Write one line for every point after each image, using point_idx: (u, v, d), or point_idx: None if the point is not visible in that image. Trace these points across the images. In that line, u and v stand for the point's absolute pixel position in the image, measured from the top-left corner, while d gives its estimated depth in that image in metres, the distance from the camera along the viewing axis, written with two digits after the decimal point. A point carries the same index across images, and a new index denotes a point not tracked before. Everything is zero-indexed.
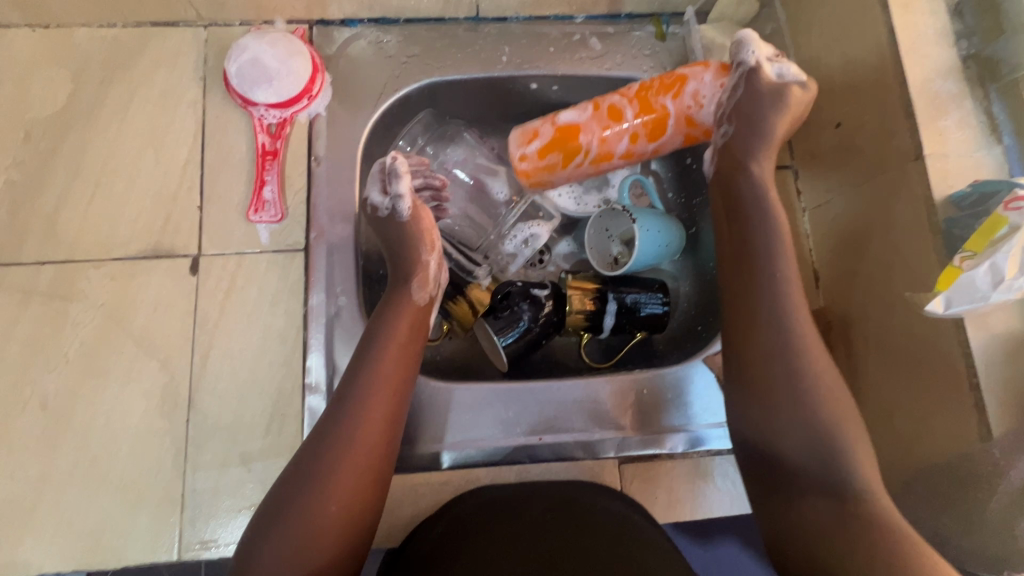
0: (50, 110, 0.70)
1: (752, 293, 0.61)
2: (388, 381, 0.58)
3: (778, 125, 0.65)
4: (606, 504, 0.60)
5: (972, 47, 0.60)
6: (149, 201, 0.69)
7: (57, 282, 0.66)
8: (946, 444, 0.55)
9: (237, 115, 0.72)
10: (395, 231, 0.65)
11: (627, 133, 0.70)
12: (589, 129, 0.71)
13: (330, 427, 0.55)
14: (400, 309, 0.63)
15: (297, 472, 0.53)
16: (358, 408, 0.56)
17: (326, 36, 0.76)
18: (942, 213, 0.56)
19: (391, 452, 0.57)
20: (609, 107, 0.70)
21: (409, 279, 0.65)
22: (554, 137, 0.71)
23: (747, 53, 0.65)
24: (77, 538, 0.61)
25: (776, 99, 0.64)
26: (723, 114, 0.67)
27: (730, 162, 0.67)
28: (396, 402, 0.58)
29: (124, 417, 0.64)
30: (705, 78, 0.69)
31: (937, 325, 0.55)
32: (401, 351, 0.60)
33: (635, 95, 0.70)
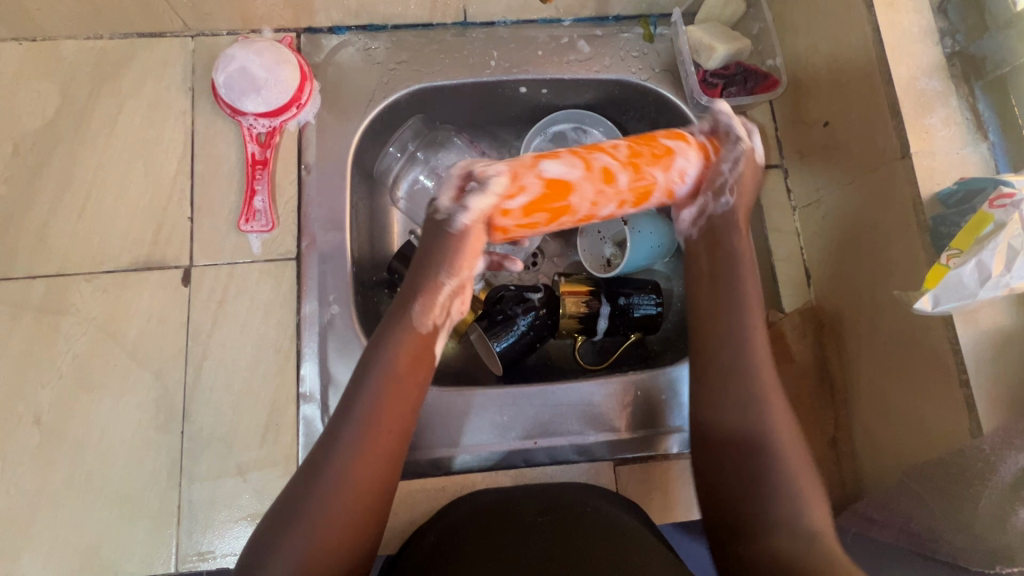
0: (38, 124, 0.70)
1: (718, 324, 0.61)
2: (386, 423, 0.55)
3: (739, 194, 0.65)
4: (598, 504, 0.60)
5: (956, 45, 0.60)
6: (139, 213, 0.69)
7: (48, 295, 0.66)
8: (939, 437, 0.56)
9: (226, 125, 0.72)
10: (443, 233, 0.59)
11: (615, 201, 0.60)
12: (580, 191, 0.58)
13: (319, 467, 0.52)
14: (402, 339, 0.58)
15: (286, 511, 0.51)
16: (352, 450, 0.53)
17: (315, 44, 0.76)
18: (929, 210, 0.56)
19: (387, 495, 0.54)
20: (602, 168, 0.59)
21: (414, 302, 0.59)
22: (540, 195, 0.57)
23: (737, 131, 0.64)
24: (73, 553, 0.61)
25: (755, 172, 0.66)
26: (714, 188, 0.65)
27: (713, 232, 0.65)
28: (395, 443, 0.55)
29: (119, 431, 0.64)
30: (676, 143, 0.62)
31: (928, 322, 0.55)
32: (401, 391, 0.56)
33: (625, 154, 0.60)
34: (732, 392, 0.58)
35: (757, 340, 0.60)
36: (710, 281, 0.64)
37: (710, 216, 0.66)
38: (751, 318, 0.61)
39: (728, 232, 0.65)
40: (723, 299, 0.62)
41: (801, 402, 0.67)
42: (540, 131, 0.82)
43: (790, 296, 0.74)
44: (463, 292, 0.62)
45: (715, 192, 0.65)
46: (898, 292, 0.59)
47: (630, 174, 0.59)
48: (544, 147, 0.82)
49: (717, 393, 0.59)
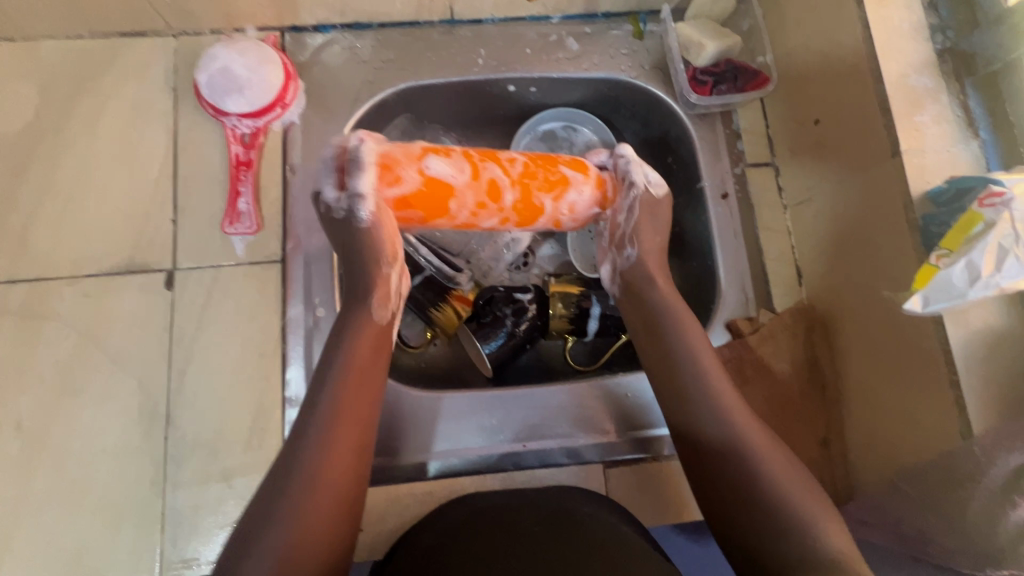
0: (18, 126, 0.69)
1: (670, 360, 0.60)
2: (351, 419, 0.54)
3: (648, 236, 0.65)
4: (589, 510, 0.59)
5: (947, 41, 0.60)
6: (121, 216, 0.68)
7: (29, 300, 0.65)
8: (929, 435, 0.55)
9: (210, 126, 0.71)
10: (352, 235, 0.58)
11: (498, 215, 0.60)
12: (461, 198, 0.58)
13: (291, 461, 0.51)
14: (359, 330, 0.58)
15: (260, 510, 0.49)
16: (320, 442, 0.52)
17: (299, 43, 0.75)
18: (919, 209, 0.55)
19: (355, 491, 0.53)
20: (489, 181, 0.59)
21: (368, 298, 0.60)
22: (420, 192, 0.57)
23: (634, 173, 0.64)
24: (56, 561, 0.60)
25: (655, 211, 0.66)
26: (624, 237, 0.66)
27: (633, 282, 0.65)
28: (359, 441, 0.54)
29: (101, 437, 0.63)
30: (568, 171, 0.62)
31: (918, 322, 0.55)
32: (359, 387, 0.55)
33: (514, 173, 0.60)
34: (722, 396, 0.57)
35: (712, 379, 0.58)
36: (647, 330, 0.63)
37: (624, 270, 0.66)
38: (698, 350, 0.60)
39: (648, 283, 0.65)
40: (663, 347, 0.61)
41: (793, 402, 0.67)
42: (529, 130, 0.81)
43: (781, 295, 0.72)
44: (405, 274, 0.64)
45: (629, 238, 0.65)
46: (889, 292, 0.59)
47: (514, 194, 0.60)
48: (534, 145, 0.81)
49: (708, 396, 0.58)
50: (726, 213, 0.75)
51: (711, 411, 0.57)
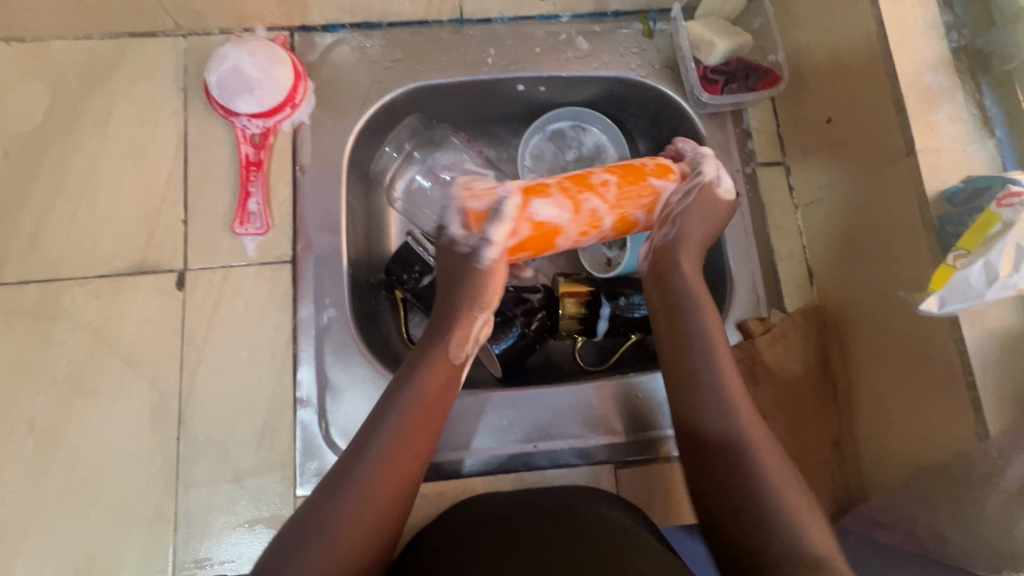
0: (29, 126, 0.69)
1: (683, 355, 0.60)
2: (417, 447, 0.55)
3: (704, 229, 0.63)
4: (604, 509, 0.59)
5: (962, 39, 0.59)
6: (131, 216, 0.68)
7: (41, 301, 0.65)
8: (946, 438, 0.55)
9: (219, 126, 0.71)
10: (461, 273, 0.61)
11: (598, 237, 0.64)
12: (566, 232, 0.61)
13: (349, 479, 0.52)
14: (434, 364, 0.59)
15: (313, 515, 0.50)
16: (381, 461, 0.53)
17: (308, 43, 0.75)
18: (935, 209, 0.55)
19: (406, 504, 0.54)
20: (590, 213, 0.61)
21: (448, 334, 0.60)
22: (527, 236, 0.60)
23: (706, 166, 0.64)
24: (70, 560, 0.60)
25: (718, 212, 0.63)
26: (666, 215, 0.64)
27: (661, 264, 0.64)
28: (418, 463, 0.55)
29: (114, 437, 0.63)
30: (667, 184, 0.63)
31: (933, 321, 0.55)
32: (432, 419, 0.57)
33: (613, 190, 0.61)
34: (728, 397, 0.57)
35: (723, 368, 0.58)
36: (670, 313, 0.62)
37: (658, 247, 0.64)
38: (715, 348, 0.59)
39: (675, 269, 0.63)
40: (682, 334, 0.60)
41: (805, 402, 0.67)
42: (538, 129, 0.81)
43: (792, 295, 0.72)
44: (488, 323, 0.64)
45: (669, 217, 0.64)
46: (903, 293, 0.58)
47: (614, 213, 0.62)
48: (542, 145, 0.81)
49: (716, 393, 0.57)
50: (737, 212, 0.74)
51: (713, 412, 0.56)
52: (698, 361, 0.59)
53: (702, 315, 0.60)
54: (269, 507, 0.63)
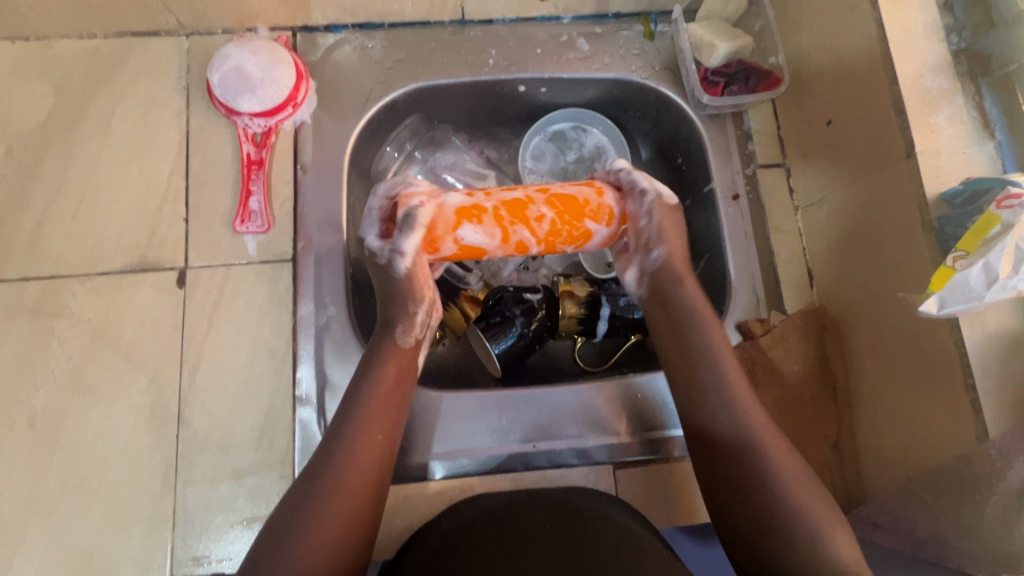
0: (32, 124, 0.70)
1: (689, 363, 0.61)
2: (380, 431, 0.56)
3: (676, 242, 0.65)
4: (595, 505, 0.59)
5: (962, 41, 0.59)
6: (132, 214, 0.69)
7: (42, 298, 0.65)
8: (944, 443, 0.55)
9: (222, 125, 0.71)
10: (390, 281, 0.61)
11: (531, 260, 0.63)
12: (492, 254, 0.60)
13: (318, 473, 0.53)
14: (387, 359, 0.60)
15: (287, 515, 0.52)
16: (343, 450, 0.54)
17: (311, 43, 0.75)
18: (934, 211, 0.55)
19: (382, 485, 0.56)
20: (519, 241, 0.59)
21: (393, 324, 0.62)
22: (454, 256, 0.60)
23: (639, 179, 0.63)
24: (68, 557, 0.60)
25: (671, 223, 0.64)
26: (647, 241, 0.64)
27: (659, 287, 0.65)
28: (383, 444, 0.57)
29: (113, 434, 0.63)
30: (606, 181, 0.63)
31: (932, 323, 0.55)
32: (391, 403, 0.58)
33: (536, 195, 0.59)
34: (739, 403, 0.58)
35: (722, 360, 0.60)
36: (669, 328, 0.63)
37: (651, 272, 0.65)
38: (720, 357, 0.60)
39: (670, 285, 0.64)
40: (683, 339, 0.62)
41: (805, 404, 0.66)
42: (539, 130, 0.81)
43: (791, 296, 0.72)
44: (433, 309, 0.65)
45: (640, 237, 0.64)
46: (904, 294, 0.58)
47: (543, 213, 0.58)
48: (543, 146, 0.82)
49: (712, 399, 0.57)
50: (737, 214, 0.74)
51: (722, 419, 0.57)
52: (705, 367, 0.60)
53: (704, 326, 0.61)
54: (267, 505, 0.63)
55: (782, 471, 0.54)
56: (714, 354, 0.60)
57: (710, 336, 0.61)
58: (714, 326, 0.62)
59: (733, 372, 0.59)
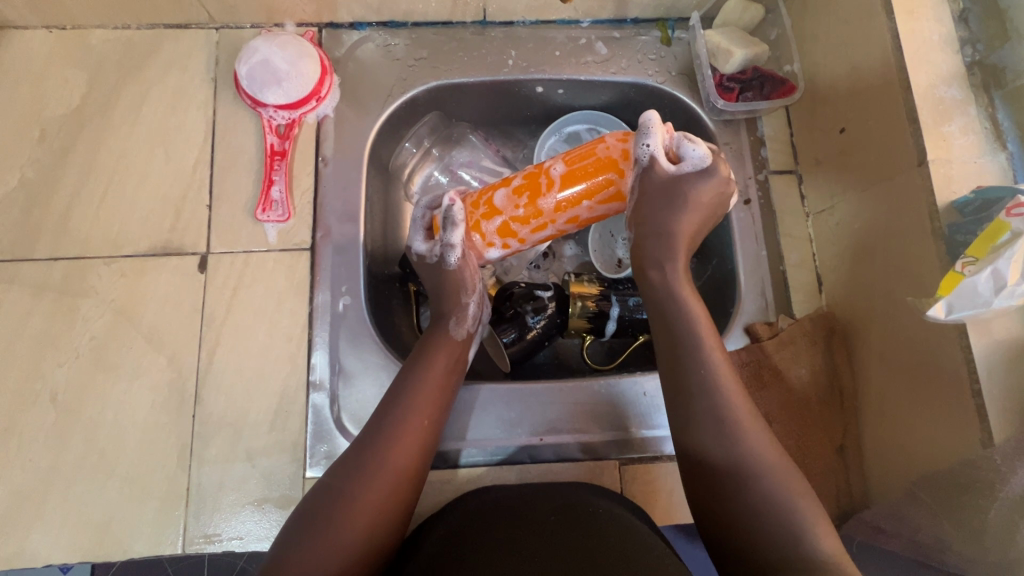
0: (66, 110, 0.72)
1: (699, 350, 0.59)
2: (426, 417, 0.60)
3: (682, 221, 0.63)
4: (604, 505, 0.60)
5: (976, 54, 0.60)
6: (158, 199, 0.71)
7: (68, 278, 0.67)
8: (948, 449, 0.55)
9: (247, 116, 0.73)
10: (438, 277, 0.67)
11: (552, 229, 0.65)
12: (518, 225, 0.64)
13: (363, 452, 0.57)
14: (440, 347, 0.65)
15: (328, 494, 0.55)
16: (392, 437, 0.57)
17: (336, 39, 0.77)
18: (945, 218, 0.56)
19: (420, 471, 0.58)
20: (530, 208, 0.63)
21: (448, 317, 0.68)
22: (477, 220, 0.65)
23: (643, 148, 0.62)
24: (84, 530, 0.62)
25: (676, 197, 0.63)
26: (637, 210, 0.64)
27: (640, 262, 0.66)
28: (428, 432, 0.60)
29: (132, 412, 0.65)
30: (625, 181, 0.64)
31: (940, 330, 0.55)
32: (442, 390, 0.62)
33: (551, 214, 0.63)
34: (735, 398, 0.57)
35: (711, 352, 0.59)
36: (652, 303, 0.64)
37: (636, 245, 0.66)
38: (708, 351, 0.59)
39: (658, 263, 0.64)
40: (665, 321, 0.62)
41: (811, 409, 0.67)
42: (554, 131, 0.82)
43: (800, 301, 0.73)
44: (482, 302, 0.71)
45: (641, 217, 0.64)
46: (911, 299, 0.59)
47: (552, 231, 0.66)
48: (557, 147, 0.83)
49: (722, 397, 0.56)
50: (748, 218, 0.75)
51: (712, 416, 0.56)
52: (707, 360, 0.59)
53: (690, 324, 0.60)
54: (279, 487, 0.64)
55: (768, 470, 0.53)
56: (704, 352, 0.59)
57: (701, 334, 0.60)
58: (700, 318, 0.61)
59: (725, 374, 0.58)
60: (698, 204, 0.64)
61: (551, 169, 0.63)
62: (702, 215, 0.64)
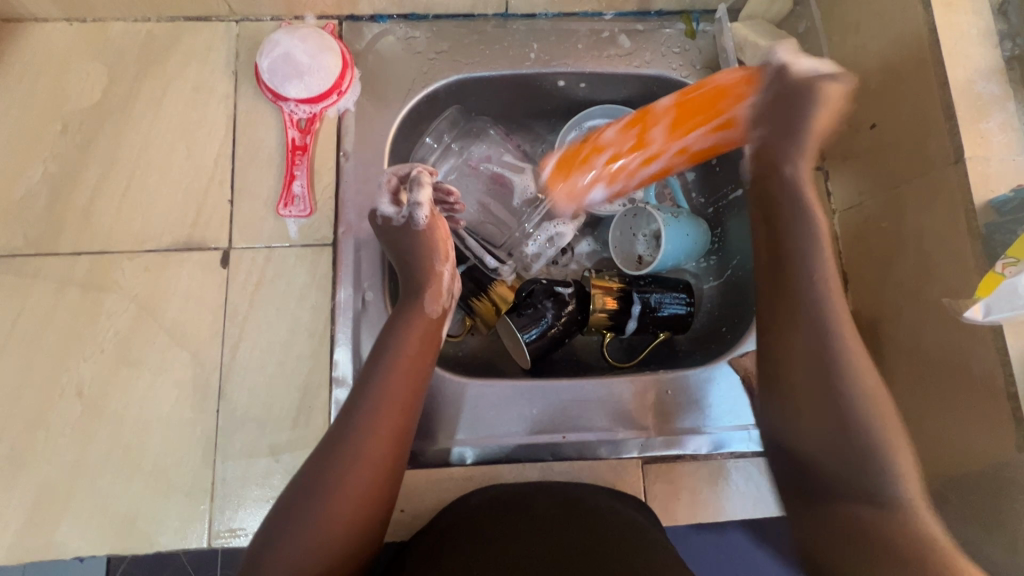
0: (87, 103, 0.72)
1: (788, 310, 0.58)
2: (397, 399, 0.59)
3: (819, 120, 0.62)
4: (605, 503, 0.63)
5: (1016, 47, 0.59)
6: (180, 194, 0.70)
7: (91, 273, 0.68)
8: (980, 453, 0.55)
9: (268, 110, 0.73)
10: (409, 241, 0.67)
11: (662, 163, 0.72)
12: (625, 155, 0.72)
13: (340, 436, 0.57)
14: (413, 321, 0.64)
15: (308, 479, 0.55)
16: (367, 421, 0.57)
17: (356, 32, 0.76)
18: (982, 218, 0.55)
19: (401, 452, 0.59)
20: (642, 129, 0.70)
21: (422, 292, 0.67)
22: (609, 134, 0.72)
23: (776, 55, 0.64)
24: (111, 523, 0.62)
25: (806, 94, 0.61)
26: (760, 116, 0.65)
27: (762, 167, 0.64)
28: (405, 416, 0.59)
29: (157, 407, 0.65)
30: (739, 108, 0.66)
31: (975, 331, 0.54)
32: (414, 368, 0.61)
33: (661, 143, 0.70)
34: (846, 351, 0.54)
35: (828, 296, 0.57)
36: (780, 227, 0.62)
37: (757, 152, 0.65)
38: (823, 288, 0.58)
39: (787, 162, 0.63)
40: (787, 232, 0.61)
41: None
42: (575, 125, 0.80)
43: None
44: (455, 277, 0.71)
45: (764, 124, 0.64)
46: (946, 300, 0.58)
47: (660, 166, 0.73)
48: (578, 141, 0.81)
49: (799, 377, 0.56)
50: None
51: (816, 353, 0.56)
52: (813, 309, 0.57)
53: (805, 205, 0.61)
54: None
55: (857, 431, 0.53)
56: (811, 241, 0.60)
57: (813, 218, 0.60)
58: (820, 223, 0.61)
59: (828, 256, 0.59)
60: (834, 103, 0.62)
61: (659, 105, 0.69)
62: (835, 121, 0.63)
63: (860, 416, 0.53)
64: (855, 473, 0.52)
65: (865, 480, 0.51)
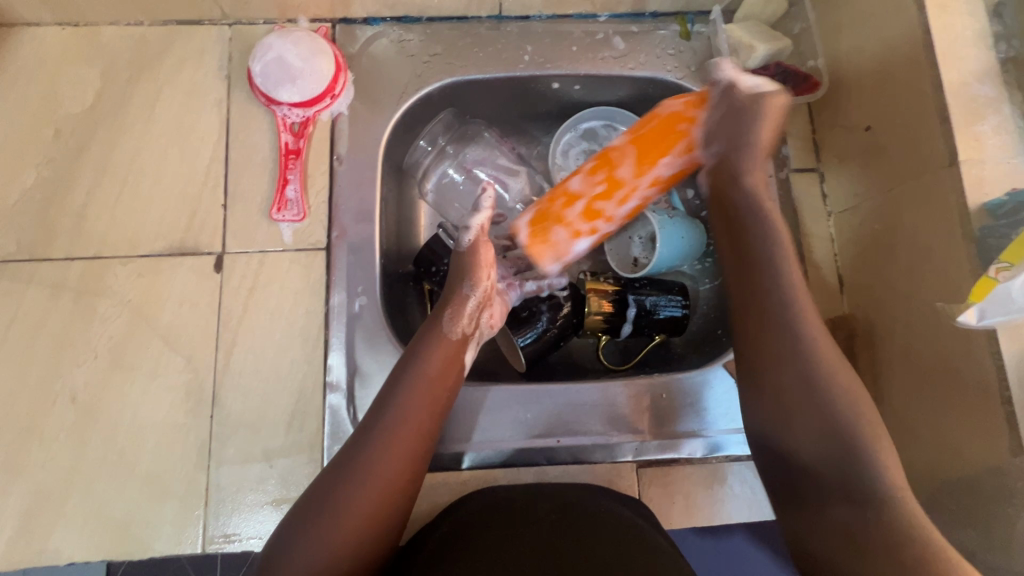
0: (80, 108, 0.71)
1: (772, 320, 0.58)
2: (415, 419, 0.59)
3: (761, 132, 0.64)
4: (609, 504, 0.62)
5: (1011, 49, 0.58)
6: (173, 198, 0.70)
7: (85, 277, 0.67)
8: (973, 457, 0.55)
9: (261, 114, 0.73)
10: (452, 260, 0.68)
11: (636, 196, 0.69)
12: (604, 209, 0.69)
13: (355, 452, 0.57)
14: (433, 344, 0.63)
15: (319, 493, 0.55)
16: (382, 437, 0.57)
17: (349, 35, 0.76)
18: (976, 221, 0.55)
19: (416, 473, 0.58)
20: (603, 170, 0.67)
21: (445, 314, 0.65)
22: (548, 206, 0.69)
23: (723, 72, 0.64)
24: (105, 529, 0.62)
25: (751, 112, 0.63)
26: (707, 136, 0.65)
27: (720, 183, 0.67)
28: (421, 438, 0.59)
29: (151, 412, 0.65)
30: (695, 128, 0.65)
31: (969, 335, 0.54)
32: (434, 391, 0.61)
33: (632, 180, 0.67)
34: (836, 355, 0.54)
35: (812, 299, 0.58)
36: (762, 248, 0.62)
37: (712, 167, 0.67)
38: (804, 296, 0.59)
39: (737, 179, 0.65)
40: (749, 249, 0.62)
41: None
42: (570, 127, 0.80)
43: (820, 302, 0.71)
44: (490, 305, 0.68)
45: (715, 141, 0.65)
46: (940, 304, 0.58)
47: (636, 201, 0.69)
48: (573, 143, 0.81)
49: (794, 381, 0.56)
50: None
51: (809, 358, 0.56)
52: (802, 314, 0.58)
53: (762, 223, 0.63)
54: (296, 487, 0.64)
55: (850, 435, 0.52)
56: (779, 264, 0.60)
57: (774, 241, 0.62)
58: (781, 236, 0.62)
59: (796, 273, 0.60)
60: (775, 114, 0.63)
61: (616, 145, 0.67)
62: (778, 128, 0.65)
63: (853, 420, 0.53)
64: (848, 477, 0.52)
65: (856, 484, 0.51)
